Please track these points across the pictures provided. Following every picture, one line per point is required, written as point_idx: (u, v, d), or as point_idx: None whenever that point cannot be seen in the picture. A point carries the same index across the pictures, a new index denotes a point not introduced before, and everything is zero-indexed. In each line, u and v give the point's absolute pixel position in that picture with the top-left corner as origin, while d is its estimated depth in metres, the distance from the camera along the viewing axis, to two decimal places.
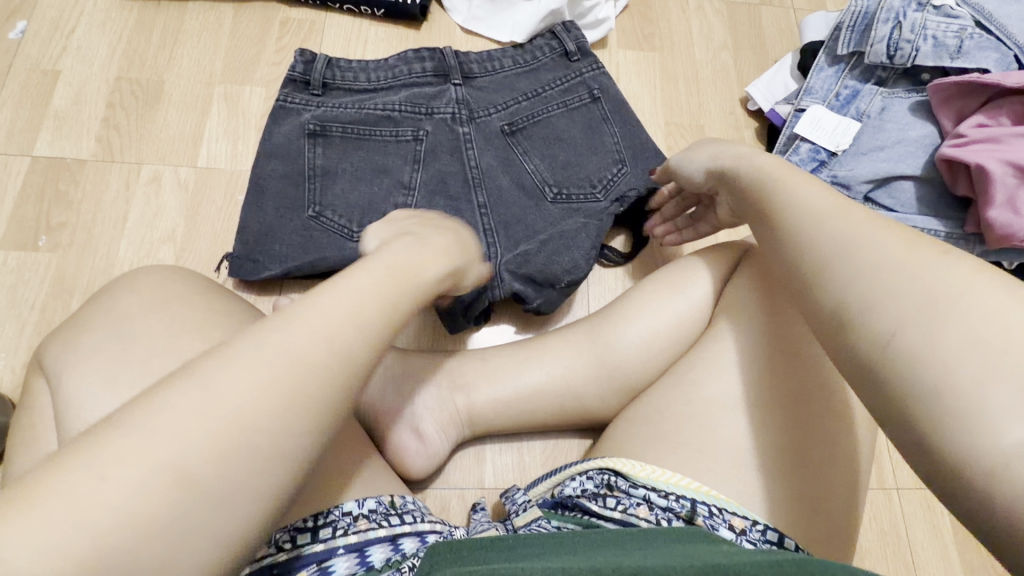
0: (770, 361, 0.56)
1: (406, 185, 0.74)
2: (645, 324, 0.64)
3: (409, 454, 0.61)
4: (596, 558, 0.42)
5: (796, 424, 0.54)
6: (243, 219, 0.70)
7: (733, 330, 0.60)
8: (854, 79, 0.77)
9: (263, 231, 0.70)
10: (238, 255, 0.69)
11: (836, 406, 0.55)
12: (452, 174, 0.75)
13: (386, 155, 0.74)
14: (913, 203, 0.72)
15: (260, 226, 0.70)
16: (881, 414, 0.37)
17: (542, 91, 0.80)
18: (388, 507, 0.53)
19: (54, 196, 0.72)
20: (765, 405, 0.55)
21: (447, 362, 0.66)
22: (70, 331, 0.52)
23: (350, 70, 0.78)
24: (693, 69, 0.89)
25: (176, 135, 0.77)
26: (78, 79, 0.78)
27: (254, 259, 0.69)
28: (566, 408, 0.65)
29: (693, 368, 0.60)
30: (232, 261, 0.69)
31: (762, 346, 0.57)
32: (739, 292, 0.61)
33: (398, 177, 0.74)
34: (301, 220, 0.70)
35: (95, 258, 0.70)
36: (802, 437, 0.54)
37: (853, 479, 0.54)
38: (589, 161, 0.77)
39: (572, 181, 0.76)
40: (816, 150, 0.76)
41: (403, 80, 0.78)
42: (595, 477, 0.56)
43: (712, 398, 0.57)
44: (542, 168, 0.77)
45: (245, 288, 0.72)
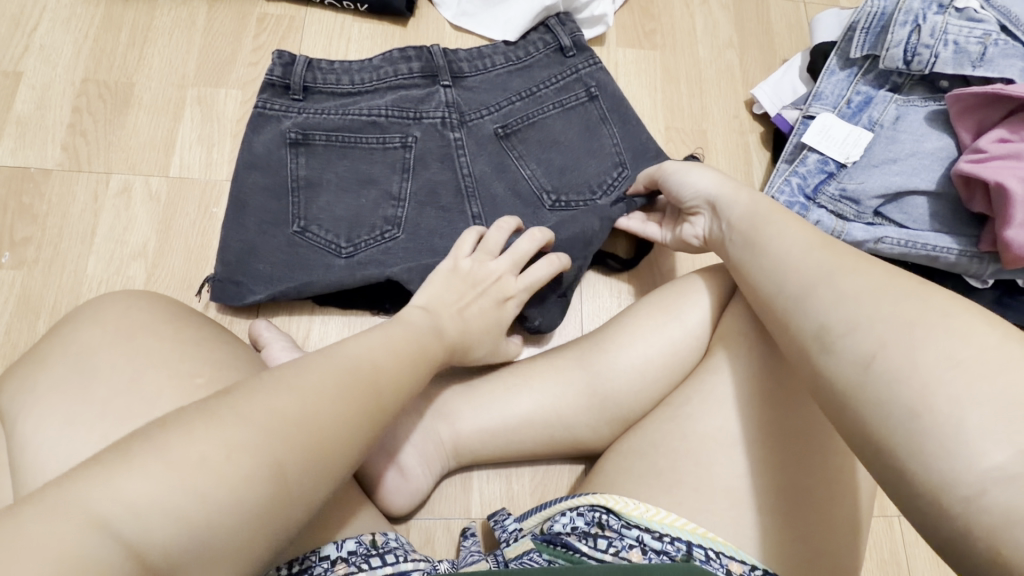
0: (770, 396, 0.54)
1: (396, 195, 0.70)
2: (638, 350, 0.61)
3: (390, 491, 0.58)
4: None
5: (795, 464, 0.51)
6: (223, 238, 0.66)
7: (731, 361, 0.57)
8: (866, 85, 0.72)
9: (244, 250, 0.66)
10: (219, 276, 0.65)
11: (838, 442, 0.53)
12: (443, 183, 0.71)
13: (374, 164, 0.70)
14: (925, 219, 0.68)
15: (242, 245, 0.66)
16: (891, 482, 0.34)
17: (537, 90, 0.75)
18: (369, 547, 0.47)
19: (18, 209, 0.68)
20: (764, 443, 0.52)
21: (431, 389, 0.62)
22: (28, 366, 0.49)
23: (333, 72, 0.73)
24: (696, 68, 0.84)
25: (147, 142, 0.73)
26: (42, 81, 0.73)
27: (237, 281, 0.65)
28: (556, 438, 0.62)
29: (690, 402, 0.57)
30: (213, 285, 0.66)
31: (761, 380, 0.55)
32: (737, 321, 0.59)
33: (387, 187, 0.70)
34: (285, 236, 0.67)
35: (61, 275, 0.66)
36: (802, 475, 0.51)
37: (854, 521, 0.52)
38: (587, 166, 0.73)
39: (570, 186, 0.72)
40: (825, 161, 0.71)
41: (389, 81, 0.73)
42: (586, 514, 0.54)
43: (709, 433, 0.54)
44: (538, 174, 0.72)
45: (223, 309, 0.68)
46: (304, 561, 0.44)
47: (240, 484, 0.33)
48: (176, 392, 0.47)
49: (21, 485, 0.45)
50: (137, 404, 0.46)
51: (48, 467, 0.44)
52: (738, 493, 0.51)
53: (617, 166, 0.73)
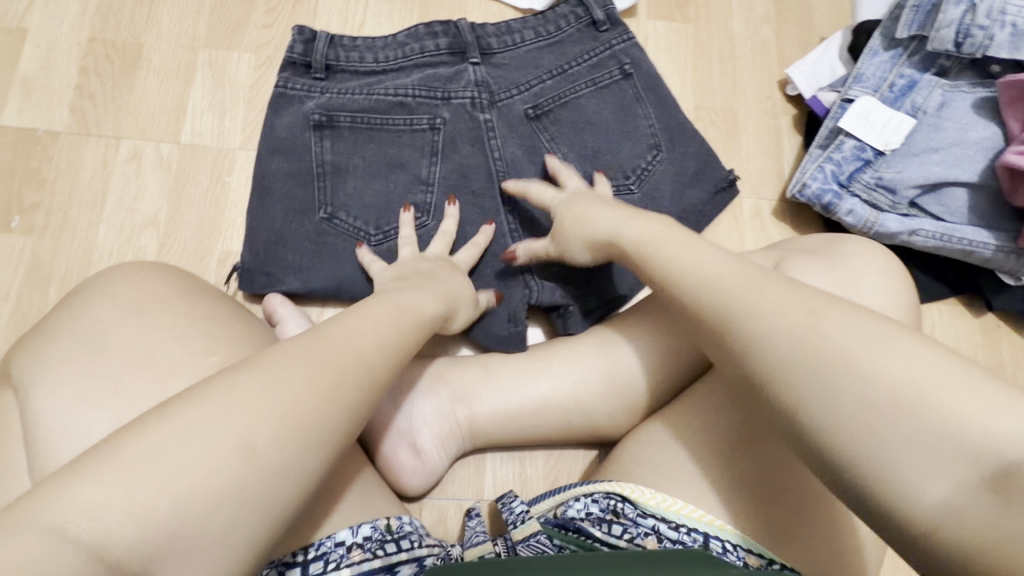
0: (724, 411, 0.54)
1: (425, 181, 0.67)
2: (658, 338, 0.60)
3: (406, 474, 0.58)
4: None
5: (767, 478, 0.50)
6: (251, 225, 0.65)
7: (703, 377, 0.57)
8: (911, 67, 0.69)
9: (272, 239, 0.64)
10: (249, 266, 0.64)
11: None
12: (474, 167, 0.68)
13: (402, 147, 0.68)
14: (964, 211, 0.66)
15: (270, 234, 0.64)
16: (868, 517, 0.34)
17: (571, 68, 0.72)
18: (384, 532, 0.46)
19: (26, 173, 0.66)
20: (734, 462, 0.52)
21: (447, 369, 0.61)
22: (40, 338, 0.48)
23: (355, 49, 0.70)
24: (729, 44, 0.80)
25: (157, 107, 0.70)
26: (48, 39, 0.70)
27: (268, 271, 0.64)
28: (573, 424, 0.61)
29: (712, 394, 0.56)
30: (241, 274, 0.64)
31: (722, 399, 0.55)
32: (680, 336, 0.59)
33: (416, 171, 0.67)
34: (313, 224, 0.65)
35: (71, 243, 0.65)
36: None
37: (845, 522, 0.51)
38: (621, 148, 0.70)
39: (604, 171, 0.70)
40: (862, 147, 0.68)
41: (416, 61, 0.70)
42: (601, 501, 0.53)
43: (729, 427, 0.53)
44: (570, 158, 0.70)
45: (254, 301, 0.66)
46: (320, 547, 0.43)
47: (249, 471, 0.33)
48: (192, 369, 0.46)
49: (35, 460, 0.44)
50: (153, 380, 0.45)
51: (63, 442, 0.43)
52: (755, 486, 0.50)
53: (651, 150, 0.71)
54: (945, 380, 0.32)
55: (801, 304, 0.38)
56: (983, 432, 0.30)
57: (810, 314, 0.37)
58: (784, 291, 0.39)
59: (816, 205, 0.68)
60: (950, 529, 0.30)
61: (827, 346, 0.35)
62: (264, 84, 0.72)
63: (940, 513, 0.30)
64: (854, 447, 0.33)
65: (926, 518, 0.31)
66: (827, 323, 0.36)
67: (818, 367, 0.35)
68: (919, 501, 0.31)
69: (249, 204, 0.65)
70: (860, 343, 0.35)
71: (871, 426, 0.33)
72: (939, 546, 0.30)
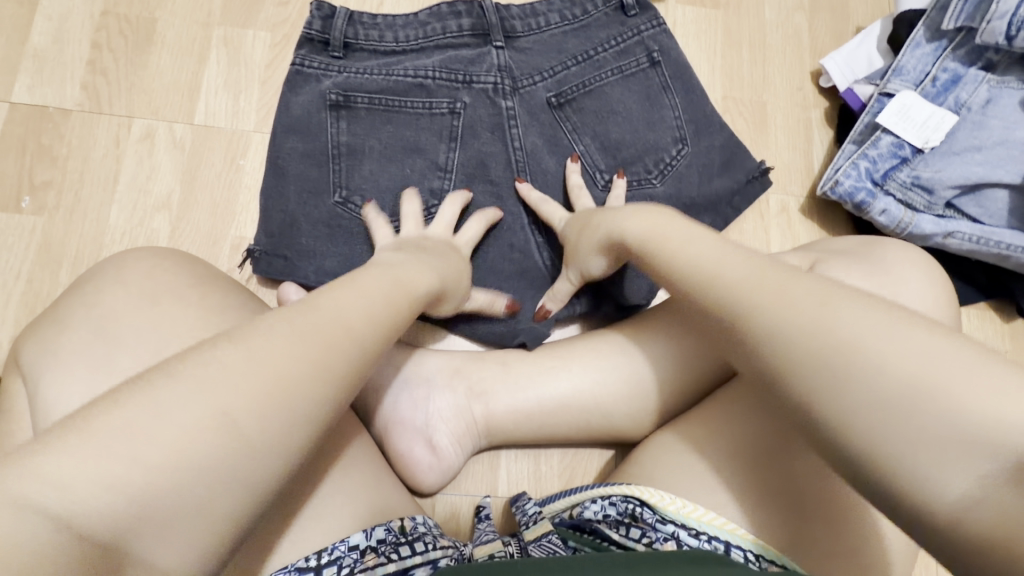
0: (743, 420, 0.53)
1: (442, 166, 0.65)
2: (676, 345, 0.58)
3: (421, 470, 0.57)
4: None
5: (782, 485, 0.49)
6: (265, 206, 0.63)
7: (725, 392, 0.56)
8: (956, 61, 0.66)
9: (287, 221, 0.63)
10: (264, 250, 0.62)
11: None
12: (493, 154, 0.66)
13: (420, 130, 0.65)
14: (1004, 214, 0.63)
15: (284, 216, 0.63)
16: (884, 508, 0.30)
17: (597, 55, 0.69)
18: (398, 534, 0.46)
19: (37, 151, 0.65)
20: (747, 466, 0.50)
21: (465, 363, 0.60)
22: (50, 325, 0.47)
23: (375, 27, 0.67)
24: (761, 32, 0.76)
25: (170, 85, 0.68)
26: (59, 11, 0.68)
27: (283, 255, 0.62)
28: (592, 423, 0.59)
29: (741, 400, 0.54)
30: (257, 257, 0.62)
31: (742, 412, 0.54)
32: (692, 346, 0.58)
33: (433, 156, 0.65)
34: (327, 206, 0.63)
35: (83, 224, 0.63)
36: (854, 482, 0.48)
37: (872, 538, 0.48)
38: (645, 139, 0.68)
39: (627, 163, 0.67)
40: (899, 144, 0.65)
41: (437, 41, 0.68)
42: (619, 504, 0.52)
43: (745, 433, 0.52)
44: (593, 149, 0.67)
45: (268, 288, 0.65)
46: (333, 551, 0.42)
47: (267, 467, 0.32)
48: None
49: None
50: None
51: None
52: (778, 497, 0.48)
53: (676, 143, 0.68)
54: (962, 361, 0.29)
55: (806, 290, 0.34)
56: (1004, 418, 0.27)
57: (819, 299, 0.33)
58: (785, 276, 0.36)
59: (848, 203, 0.65)
60: (971, 519, 0.27)
61: (838, 330, 0.32)
62: (280, 63, 0.70)
63: (964, 502, 0.27)
64: (865, 434, 0.30)
65: (947, 509, 0.27)
66: (835, 306, 0.33)
67: (828, 353, 0.31)
68: (940, 490, 0.28)
69: (263, 183, 0.64)
70: (870, 326, 0.31)
71: (885, 412, 0.29)
72: (966, 539, 0.27)
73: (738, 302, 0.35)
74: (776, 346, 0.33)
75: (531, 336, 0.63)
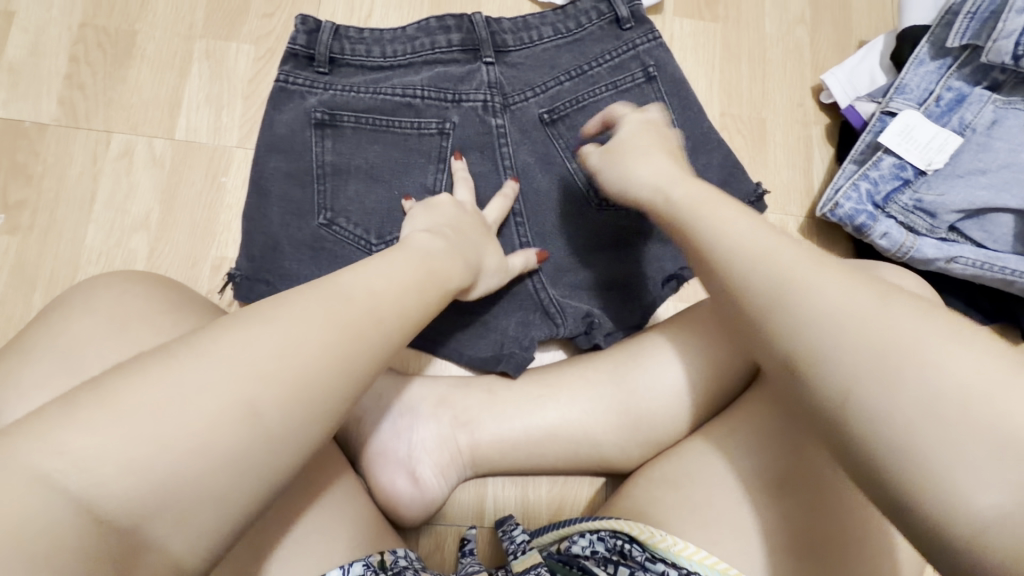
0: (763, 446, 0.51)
1: (430, 188, 0.63)
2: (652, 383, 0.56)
3: (403, 504, 0.55)
4: None
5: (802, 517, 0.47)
6: (246, 230, 0.61)
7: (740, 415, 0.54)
8: (960, 80, 0.63)
9: (268, 245, 0.61)
10: (245, 275, 0.60)
11: None
12: (482, 174, 0.64)
13: (409, 149, 0.63)
14: (1009, 240, 0.61)
15: (266, 239, 0.61)
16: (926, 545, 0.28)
17: (590, 70, 0.67)
18: (378, 569, 0.44)
19: (12, 168, 0.63)
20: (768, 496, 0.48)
21: (451, 392, 0.58)
22: (13, 356, 0.45)
23: (360, 42, 0.65)
24: (760, 46, 0.74)
25: (150, 100, 0.66)
26: (36, 23, 0.66)
27: (265, 279, 0.60)
28: (581, 454, 0.58)
29: (745, 430, 0.52)
30: (237, 282, 0.60)
31: (763, 436, 0.51)
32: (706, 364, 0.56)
33: (421, 177, 0.63)
34: (312, 228, 0.61)
35: (59, 244, 0.62)
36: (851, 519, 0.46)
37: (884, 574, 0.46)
38: None
39: None
40: (901, 166, 0.63)
41: (425, 56, 0.66)
42: (608, 540, 0.50)
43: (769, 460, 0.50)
44: None
45: None
46: None
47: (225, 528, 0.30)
48: None
49: None
50: None
51: None
52: (774, 538, 0.46)
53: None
54: (1020, 386, 0.27)
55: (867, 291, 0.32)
56: None
57: (879, 301, 0.31)
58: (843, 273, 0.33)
59: (848, 226, 0.63)
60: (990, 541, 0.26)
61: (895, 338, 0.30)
62: (264, 78, 0.68)
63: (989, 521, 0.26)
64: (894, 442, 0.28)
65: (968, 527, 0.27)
66: (892, 311, 0.31)
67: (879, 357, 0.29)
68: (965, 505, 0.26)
69: (245, 205, 0.62)
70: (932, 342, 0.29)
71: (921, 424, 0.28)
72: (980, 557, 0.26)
73: (786, 290, 0.33)
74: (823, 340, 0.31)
75: (514, 363, 0.60)
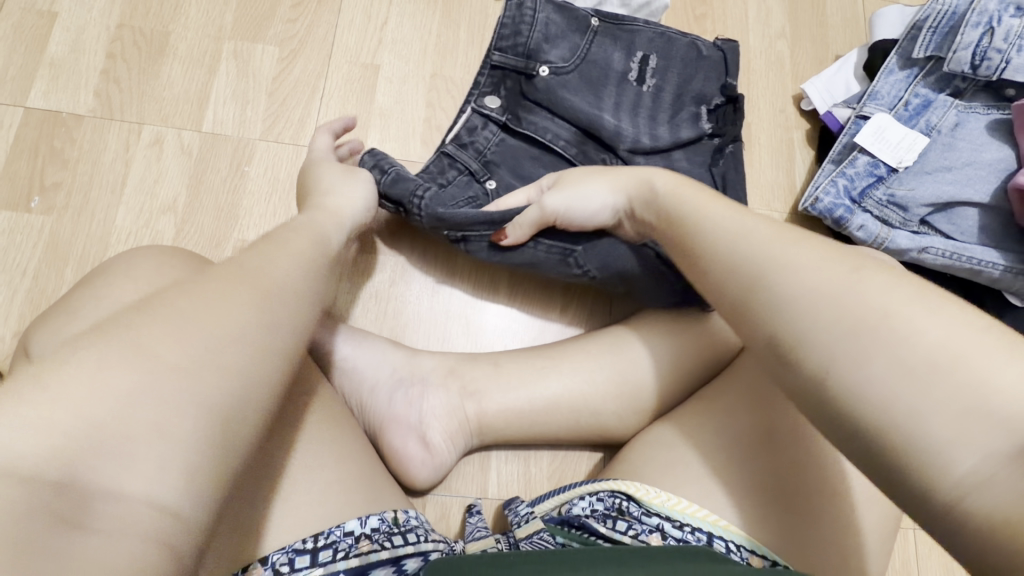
0: (733, 415, 0.55)
1: (569, 157, 0.69)
2: (632, 356, 0.62)
3: (414, 465, 0.58)
4: None
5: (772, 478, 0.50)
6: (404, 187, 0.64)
7: (711, 398, 0.58)
8: (926, 87, 0.70)
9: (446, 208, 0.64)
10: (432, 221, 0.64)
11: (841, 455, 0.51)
12: (711, 97, 0.72)
13: (585, 89, 0.69)
14: (975, 232, 0.66)
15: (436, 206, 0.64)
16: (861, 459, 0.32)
17: (464, 232, 0.62)
18: (392, 525, 0.45)
19: (49, 153, 0.67)
20: (738, 465, 0.51)
21: (458, 364, 0.62)
22: (59, 316, 0.48)
23: (527, 15, 0.68)
24: (746, 57, 0.80)
25: (181, 95, 0.71)
26: (77, 23, 0.72)
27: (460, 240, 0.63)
28: (581, 424, 0.61)
29: (725, 398, 0.57)
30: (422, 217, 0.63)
31: (735, 416, 0.55)
32: (668, 355, 0.62)
33: (676, 131, 0.70)
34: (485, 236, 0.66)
35: (91, 224, 0.65)
36: (823, 471, 0.50)
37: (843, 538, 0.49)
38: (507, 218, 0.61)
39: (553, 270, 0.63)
40: (875, 164, 0.69)
41: (623, 41, 0.71)
42: (606, 499, 0.52)
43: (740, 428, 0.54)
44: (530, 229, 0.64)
45: None
46: (329, 535, 0.42)
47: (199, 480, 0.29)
48: None
49: None
50: None
51: None
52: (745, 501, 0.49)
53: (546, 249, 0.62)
54: None
55: (835, 264, 0.36)
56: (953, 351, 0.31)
57: (851, 271, 0.35)
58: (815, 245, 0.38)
59: (827, 219, 0.68)
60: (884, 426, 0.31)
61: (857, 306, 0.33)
62: (287, 77, 0.73)
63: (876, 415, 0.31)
64: (837, 366, 0.33)
65: (899, 429, 0.30)
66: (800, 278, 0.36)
67: (847, 305, 0.34)
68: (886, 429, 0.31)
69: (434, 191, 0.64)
70: (893, 298, 0.33)
71: (861, 341, 0.32)
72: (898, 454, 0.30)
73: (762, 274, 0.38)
74: (791, 295, 0.36)
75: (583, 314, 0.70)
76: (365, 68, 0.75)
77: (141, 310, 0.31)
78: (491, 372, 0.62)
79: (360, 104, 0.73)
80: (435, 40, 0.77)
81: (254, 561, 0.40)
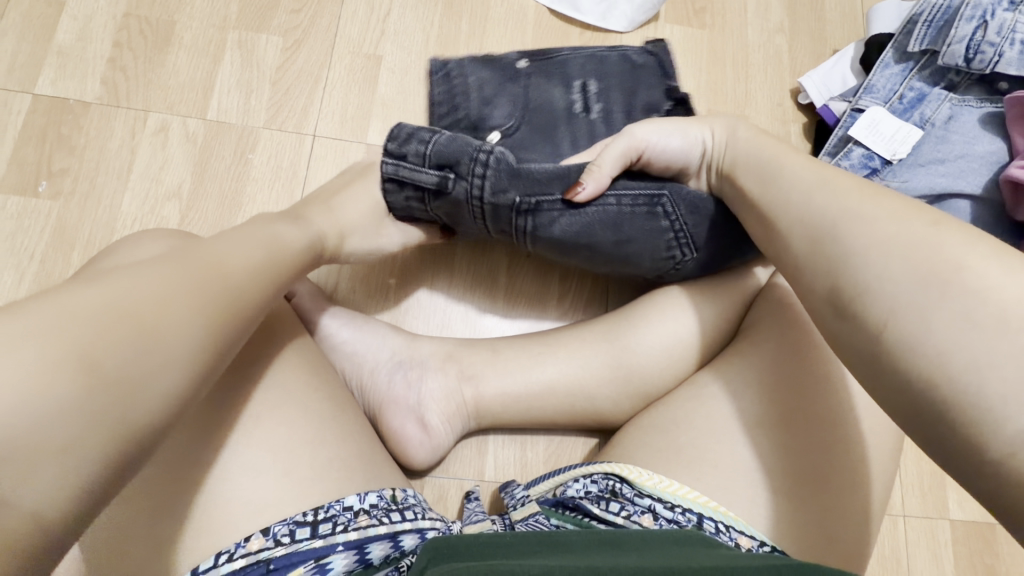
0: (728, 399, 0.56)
1: None
2: (667, 329, 0.63)
3: (412, 446, 0.60)
4: (595, 557, 0.38)
5: (764, 461, 0.51)
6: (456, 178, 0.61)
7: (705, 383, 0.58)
8: (921, 81, 0.71)
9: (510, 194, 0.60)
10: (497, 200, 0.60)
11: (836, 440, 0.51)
12: (660, 104, 0.73)
13: (538, 139, 0.71)
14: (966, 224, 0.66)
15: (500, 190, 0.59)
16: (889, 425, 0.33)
17: (538, 197, 0.59)
18: (389, 502, 0.47)
19: (57, 139, 0.68)
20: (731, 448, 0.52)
21: (456, 349, 0.63)
22: None
23: (456, 86, 0.72)
24: (744, 50, 0.81)
25: (186, 83, 0.72)
26: (85, 12, 0.73)
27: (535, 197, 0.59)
28: (576, 408, 0.62)
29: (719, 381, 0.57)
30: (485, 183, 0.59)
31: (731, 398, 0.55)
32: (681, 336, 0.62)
33: None
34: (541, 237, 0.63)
35: (97, 210, 0.67)
36: (820, 455, 0.50)
37: (838, 521, 0.49)
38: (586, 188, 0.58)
39: (638, 235, 0.60)
40: (870, 156, 0.70)
41: (557, 79, 0.74)
42: (600, 482, 0.53)
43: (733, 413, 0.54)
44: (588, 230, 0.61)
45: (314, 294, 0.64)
46: (329, 509, 0.43)
47: (116, 475, 0.31)
48: None
49: None
50: None
51: None
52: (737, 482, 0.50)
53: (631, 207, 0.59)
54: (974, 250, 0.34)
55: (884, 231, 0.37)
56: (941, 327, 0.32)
57: (931, 228, 0.36)
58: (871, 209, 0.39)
59: None
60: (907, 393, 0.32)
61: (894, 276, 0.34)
62: (291, 66, 0.74)
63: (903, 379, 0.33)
64: (898, 319, 0.34)
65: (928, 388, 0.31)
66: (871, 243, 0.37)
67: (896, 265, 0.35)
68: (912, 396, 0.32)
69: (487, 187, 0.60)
70: (970, 252, 0.33)
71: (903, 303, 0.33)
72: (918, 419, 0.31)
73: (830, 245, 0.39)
74: (863, 246, 0.37)
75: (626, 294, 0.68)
76: (368, 58, 0.76)
77: (84, 311, 0.32)
78: (488, 355, 0.63)
79: (363, 94, 0.74)
80: (436, 32, 0.78)
81: (255, 532, 0.41)
